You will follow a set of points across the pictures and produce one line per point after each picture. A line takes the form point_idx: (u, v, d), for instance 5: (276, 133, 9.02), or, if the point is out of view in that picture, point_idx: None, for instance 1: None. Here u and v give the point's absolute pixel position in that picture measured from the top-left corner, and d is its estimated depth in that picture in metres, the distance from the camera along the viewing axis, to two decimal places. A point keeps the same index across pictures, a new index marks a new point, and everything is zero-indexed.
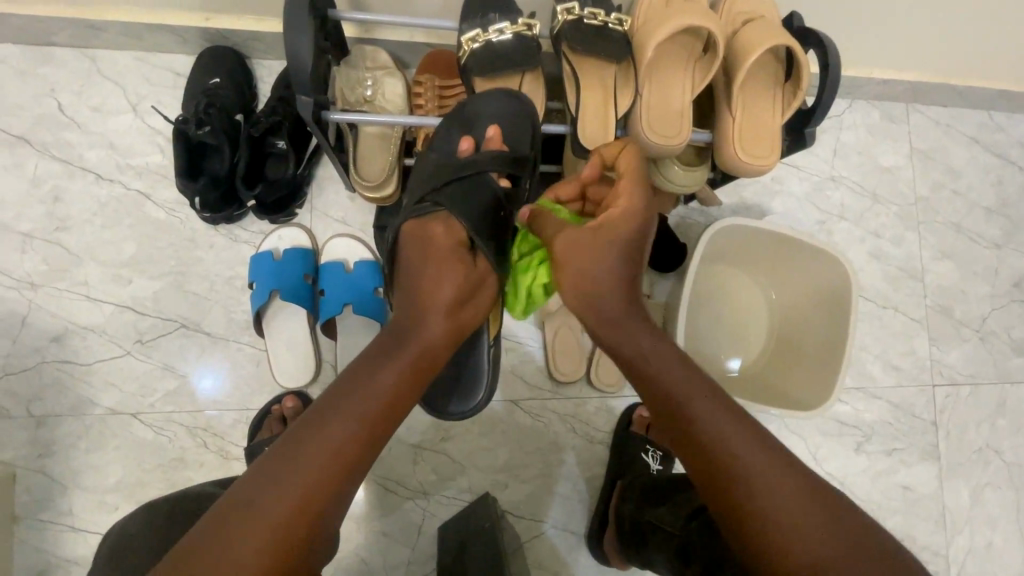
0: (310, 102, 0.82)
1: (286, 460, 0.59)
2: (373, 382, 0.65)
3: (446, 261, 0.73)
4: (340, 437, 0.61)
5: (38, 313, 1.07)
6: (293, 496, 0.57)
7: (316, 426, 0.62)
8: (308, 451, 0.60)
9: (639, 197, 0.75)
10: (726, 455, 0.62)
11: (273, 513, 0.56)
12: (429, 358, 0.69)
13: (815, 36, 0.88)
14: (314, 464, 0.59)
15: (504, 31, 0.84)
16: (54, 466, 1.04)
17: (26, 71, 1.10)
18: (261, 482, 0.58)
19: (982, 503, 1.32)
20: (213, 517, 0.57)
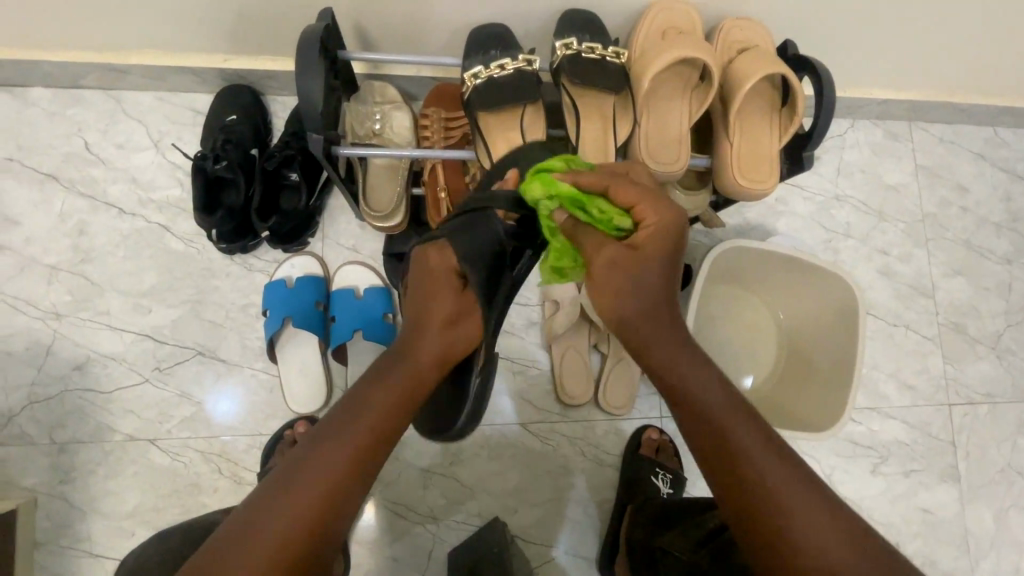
0: (321, 139, 0.85)
1: (286, 484, 0.63)
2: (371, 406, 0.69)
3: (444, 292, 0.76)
4: (338, 460, 0.65)
5: (62, 342, 1.11)
6: (291, 526, 0.61)
7: (314, 453, 0.66)
8: (308, 475, 0.64)
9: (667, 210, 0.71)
10: (755, 480, 0.64)
11: (276, 532, 0.60)
12: (419, 385, 0.73)
13: (810, 63, 0.90)
14: (314, 491, 0.63)
15: (505, 67, 0.88)
16: (74, 492, 1.07)
17: (55, 113, 1.16)
18: (263, 509, 0.62)
19: (1007, 527, 1.28)
20: (218, 542, 0.60)
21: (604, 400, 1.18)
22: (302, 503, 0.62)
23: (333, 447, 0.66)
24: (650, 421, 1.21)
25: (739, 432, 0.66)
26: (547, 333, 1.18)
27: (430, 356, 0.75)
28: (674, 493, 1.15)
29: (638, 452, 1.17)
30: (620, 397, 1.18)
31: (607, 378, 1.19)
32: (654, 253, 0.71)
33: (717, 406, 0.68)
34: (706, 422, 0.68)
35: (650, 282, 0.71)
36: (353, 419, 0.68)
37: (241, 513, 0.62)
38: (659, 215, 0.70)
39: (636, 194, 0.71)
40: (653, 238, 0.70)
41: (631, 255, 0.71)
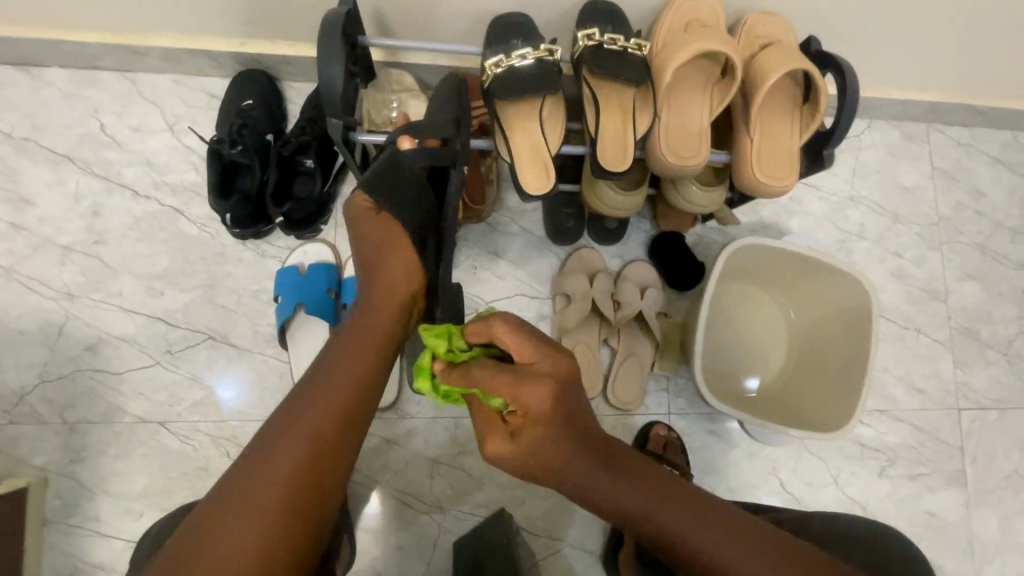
0: (340, 124, 0.86)
1: (274, 443, 0.68)
2: (335, 361, 0.75)
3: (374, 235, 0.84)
4: (311, 414, 0.70)
5: (74, 323, 1.12)
6: (281, 477, 0.66)
7: (293, 410, 0.71)
8: (290, 432, 0.69)
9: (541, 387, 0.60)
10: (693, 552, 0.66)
11: (269, 484, 0.65)
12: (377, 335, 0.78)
13: (833, 59, 0.89)
14: (297, 441, 0.68)
15: (526, 56, 0.87)
16: (84, 472, 1.07)
17: (72, 93, 1.16)
18: (253, 467, 0.66)
19: (1012, 533, 1.28)
20: (214, 505, 0.64)
21: (613, 396, 1.18)
22: (289, 457, 0.67)
23: (310, 403, 0.71)
24: (658, 418, 1.21)
25: (662, 516, 0.66)
26: (559, 325, 1.17)
27: (383, 303, 0.81)
28: None
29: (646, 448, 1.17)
30: (632, 390, 1.18)
31: (616, 374, 1.18)
32: (528, 445, 0.60)
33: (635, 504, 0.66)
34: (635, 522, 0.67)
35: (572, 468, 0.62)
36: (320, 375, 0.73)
37: (233, 473, 0.67)
38: (529, 402, 0.60)
39: (505, 381, 0.61)
40: (534, 430, 0.60)
41: (515, 446, 0.61)
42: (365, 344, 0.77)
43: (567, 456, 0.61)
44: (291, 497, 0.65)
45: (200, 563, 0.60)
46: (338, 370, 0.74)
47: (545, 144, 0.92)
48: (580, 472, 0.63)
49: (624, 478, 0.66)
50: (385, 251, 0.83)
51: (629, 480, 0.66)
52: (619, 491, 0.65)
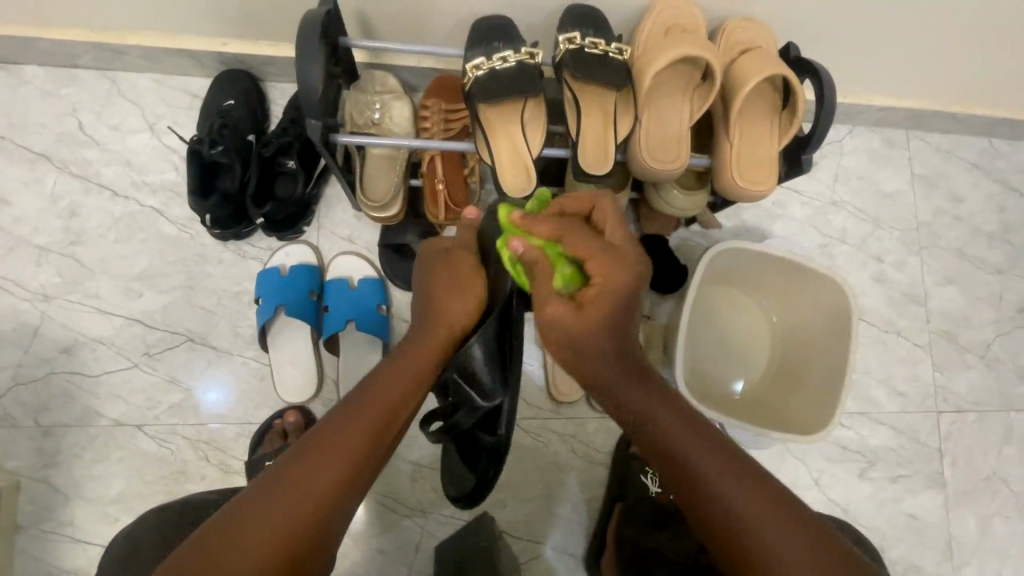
0: (319, 125, 0.85)
1: (349, 410, 0.65)
2: (382, 385, 0.69)
3: (440, 265, 0.84)
4: (350, 436, 0.63)
5: (50, 325, 1.10)
6: (302, 501, 0.57)
7: (327, 429, 0.63)
8: (318, 451, 0.61)
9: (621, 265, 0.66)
10: (729, 519, 0.60)
11: (343, 447, 0.62)
12: (422, 367, 0.73)
13: (811, 66, 0.90)
14: (371, 414, 0.66)
15: (507, 59, 0.87)
16: (58, 476, 1.06)
17: (49, 91, 1.15)
18: (273, 484, 0.58)
19: (990, 533, 1.29)
20: (226, 522, 0.55)
21: None
22: (312, 475, 0.59)
23: (345, 422, 0.64)
24: None
25: (694, 449, 0.64)
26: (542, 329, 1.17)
27: (450, 299, 0.80)
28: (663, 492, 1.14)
29: (628, 451, 1.17)
30: None
31: None
32: (593, 319, 0.66)
33: (670, 432, 0.66)
34: (652, 431, 0.67)
35: (593, 345, 0.68)
36: (362, 399, 0.67)
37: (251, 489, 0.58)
38: (610, 279, 0.66)
39: (594, 252, 0.67)
40: (601, 301, 0.66)
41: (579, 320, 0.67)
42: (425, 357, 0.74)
43: (596, 356, 0.68)
44: (306, 531, 0.56)
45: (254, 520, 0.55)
46: (378, 395, 0.68)
47: (526, 146, 0.92)
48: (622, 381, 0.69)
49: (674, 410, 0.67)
50: (454, 274, 0.82)
51: (652, 396, 0.68)
52: (656, 406, 0.67)
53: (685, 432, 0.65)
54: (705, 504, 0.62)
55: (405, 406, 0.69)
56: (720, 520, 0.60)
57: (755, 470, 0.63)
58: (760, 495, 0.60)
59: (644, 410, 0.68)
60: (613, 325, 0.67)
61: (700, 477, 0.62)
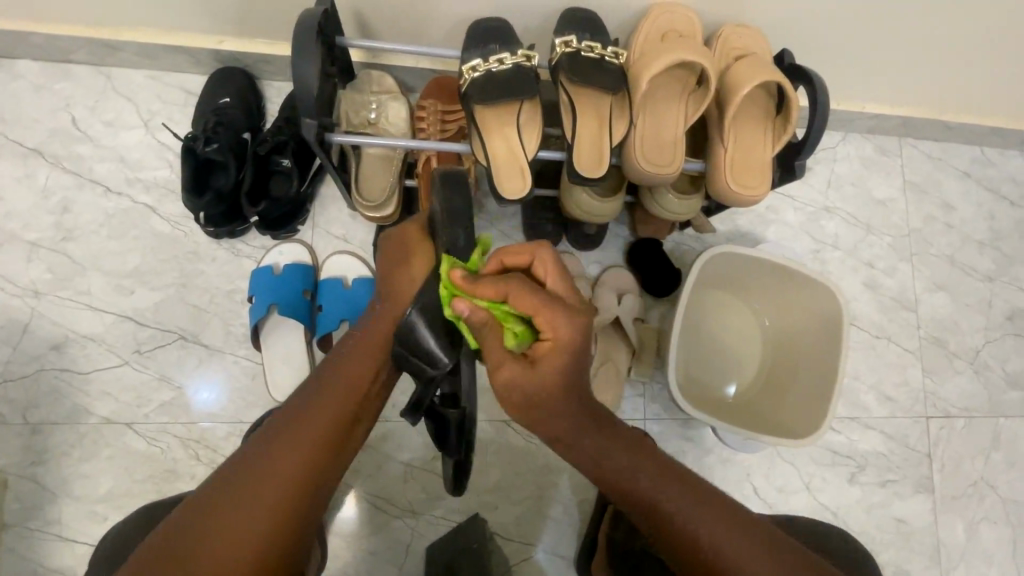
0: (314, 124, 0.85)
1: (300, 412, 0.67)
2: (334, 381, 0.70)
3: (397, 248, 0.80)
4: (304, 437, 0.65)
5: (40, 321, 1.09)
6: (265, 498, 0.61)
7: (282, 429, 0.66)
8: (270, 453, 0.64)
9: (571, 324, 0.61)
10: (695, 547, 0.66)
11: (294, 452, 0.64)
12: (373, 363, 0.72)
13: (805, 73, 0.91)
14: (322, 416, 0.67)
15: (503, 61, 0.87)
16: (46, 474, 1.05)
17: (43, 86, 1.14)
18: (230, 486, 0.62)
19: (978, 538, 1.30)
20: (190, 521, 0.59)
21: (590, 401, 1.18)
22: (265, 476, 0.62)
23: (298, 424, 0.66)
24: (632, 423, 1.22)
25: (655, 486, 0.68)
26: None
27: (400, 280, 0.77)
28: None
29: None
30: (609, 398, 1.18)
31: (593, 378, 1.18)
32: (549, 375, 0.63)
33: (632, 476, 0.69)
34: (615, 483, 0.70)
35: (550, 394, 0.64)
36: (317, 397, 0.68)
37: (210, 489, 0.62)
38: (561, 331, 0.61)
39: (539, 306, 0.61)
40: (556, 358, 0.62)
41: (536, 380, 0.63)
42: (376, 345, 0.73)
43: (550, 405, 0.65)
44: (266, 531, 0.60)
45: (213, 533, 0.59)
46: (330, 393, 0.69)
47: (521, 148, 0.92)
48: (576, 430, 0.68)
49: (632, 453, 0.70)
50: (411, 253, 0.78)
51: (613, 444, 0.70)
52: (621, 454, 0.69)
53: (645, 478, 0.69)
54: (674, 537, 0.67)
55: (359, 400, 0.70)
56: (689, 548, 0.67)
57: (705, 489, 0.69)
58: (717, 515, 0.67)
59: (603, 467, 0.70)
60: (578, 364, 0.64)
61: (664, 514, 0.68)
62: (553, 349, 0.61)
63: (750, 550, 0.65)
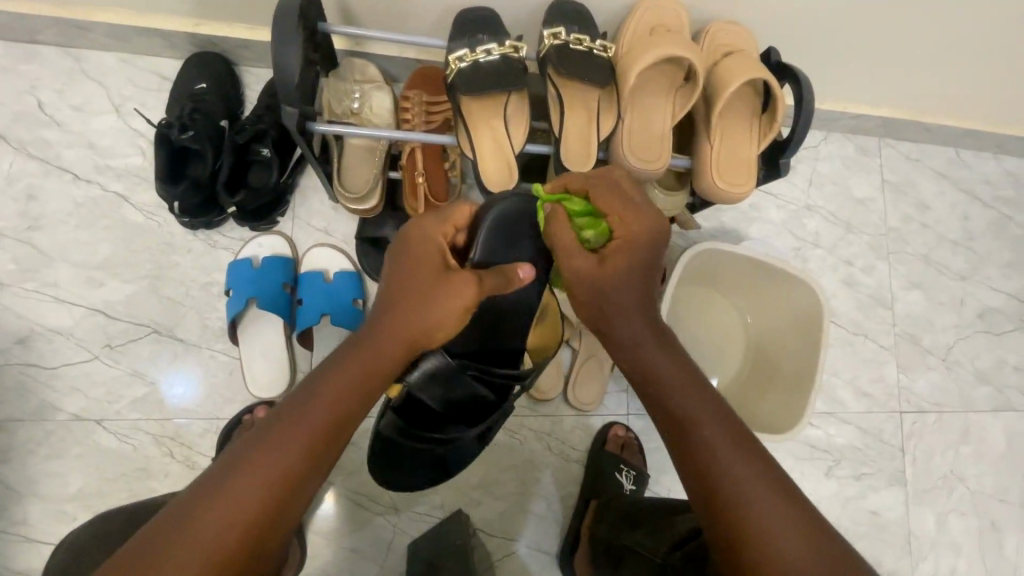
0: (296, 113, 0.82)
1: (304, 397, 0.58)
2: (319, 394, 0.58)
3: (414, 261, 0.67)
4: (303, 431, 0.56)
5: (4, 313, 1.04)
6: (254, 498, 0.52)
7: (249, 449, 0.54)
8: (232, 478, 0.52)
9: (638, 222, 0.70)
10: (737, 495, 0.59)
11: (291, 438, 0.55)
12: (383, 362, 0.63)
13: (792, 71, 0.91)
14: (327, 401, 0.58)
15: (491, 52, 0.85)
16: (11, 472, 1.01)
17: (6, 67, 1.09)
18: (206, 495, 0.51)
19: (947, 530, 1.34)
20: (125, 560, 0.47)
21: (574, 396, 1.18)
22: (221, 505, 0.51)
23: (266, 442, 0.54)
24: (616, 418, 1.22)
25: (692, 408, 0.65)
26: None
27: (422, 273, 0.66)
28: (636, 489, 1.15)
29: (603, 448, 1.18)
30: (592, 392, 1.19)
31: (578, 373, 1.19)
32: (615, 268, 0.71)
33: (672, 385, 0.68)
34: (652, 385, 0.69)
35: (622, 287, 0.71)
36: (311, 391, 0.58)
37: (197, 486, 0.52)
38: (629, 227, 0.71)
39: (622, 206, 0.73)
40: (621, 253, 0.71)
41: (602, 269, 0.71)
42: (391, 343, 0.64)
43: (623, 307, 0.71)
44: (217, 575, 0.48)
45: (199, 525, 0.49)
46: (310, 406, 0.57)
47: (509, 141, 0.91)
48: (632, 329, 0.72)
49: (688, 375, 0.68)
50: (442, 270, 0.67)
51: (668, 355, 0.70)
52: (669, 367, 0.69)
53: (704, 415, 0.65)
54: (712, 479, 0.61)
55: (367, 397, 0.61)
56: (726, 493, 0.60)
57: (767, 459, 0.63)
58: (752, 462, 0.61)
59: (667, 390, 0.68)
60: (641, 273, 0.72)
61: (711, 451, 0.62)
62: (623, 242, 0.71)
63: (778, 506, 0.58)
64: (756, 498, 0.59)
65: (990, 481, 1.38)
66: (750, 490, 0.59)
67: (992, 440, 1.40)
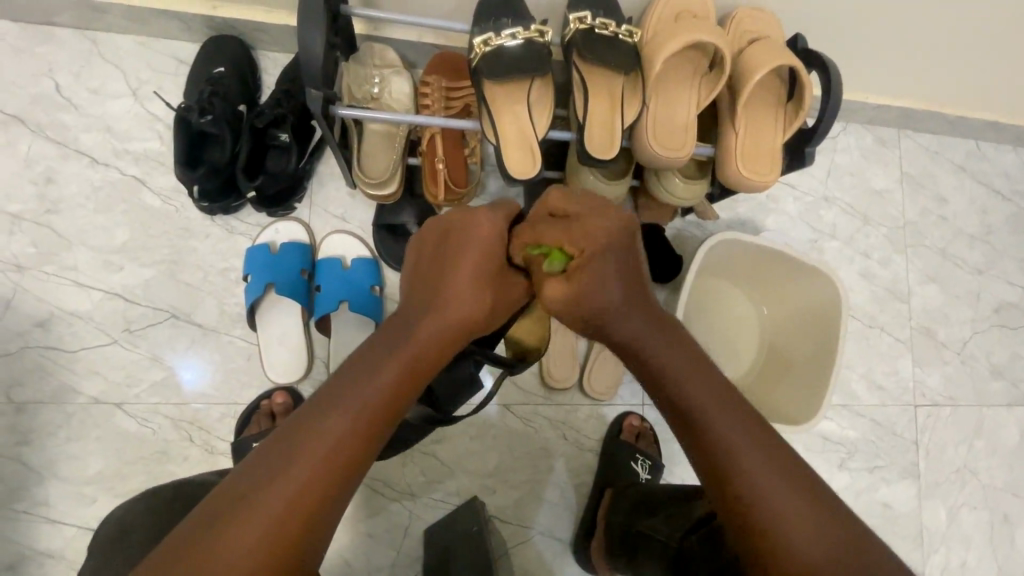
0: (320, 96, 0.81)
1: (338, 396, 0.57)
2: (354, 395, 0.57)
3: (473, 260, 0.67)
4: (336, 432, 0.54)
5: (24, 297, 1.05)
6: (287, 501, 0.50)
7: (290, 450, 0.53)
8: (274, 479, 0.51)
9: (606, 231, 0.66)
10: (752, 493, 0.57)
11: (324, 442, 0.53)
12: (421, 364, 0.61)
13: (819, 58, 0.89)
14: (359, 403, 0.56)
15: (516, 36, 0.84)
16: (32, 454, 1.02)
17: (24, 49, 1.08)
18: (242, 495, 0.50)
19: (958, 523, 1.34)
20: (166, 563, 0.47)
21: (589, 385, 1.18)
22: (267, 508, 0.50)
23: (307, 442, 0.53)
24: (631, 408, 1.22)
25: (704, 402, 0.63)
26: None
27: (467, 268, 0.66)
28: (651, 479, 1.15)
29: (618, 438, 1.18)
30: (608, 381, 1.19)
31: (593, 363, 1.19)
32: (587, 281, 0.65)
33: (683, 379, 0.65)
34: (662, 380, 0.66)
35: (610, 291, 0.66)
36: (348, 390, 0.57)
37: (233, 485, 0.52)
38: (587, 240, 0.66)
39: (568, 229, 0.67)
40: (587, 265, 0.65)
41: (573, 286, 0.66)
42: (427, 345, 0.62)
43: (616, 308, 0.67)
44: None
45: (232, 527, 0.49)
46: (352, 405, 0.56)
47: (532, 128, 0.90)
48: (633, 325, 0.68)
49: (698, 370, 0.66)
50: (496, 273, 0.68)
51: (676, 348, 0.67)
52: (677, 360, 0.66)
53: (713, 409, 0.62)
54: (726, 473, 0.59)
55: (402, 399, 0.59)
56: (738, 490, 0.58)
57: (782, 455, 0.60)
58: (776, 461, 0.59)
59: (671, 383, 0.65)
60: (625, 268, 0.68)
61: (719, 447, 0.60)
62: (592, 250, 0.65)
63: (804, 508, 0.56)
64: (782, 501, 0.56)
65: (1002, 475, 1.38)
66: (777, 492, 0.57)
67: (1005, 433, 1.40)
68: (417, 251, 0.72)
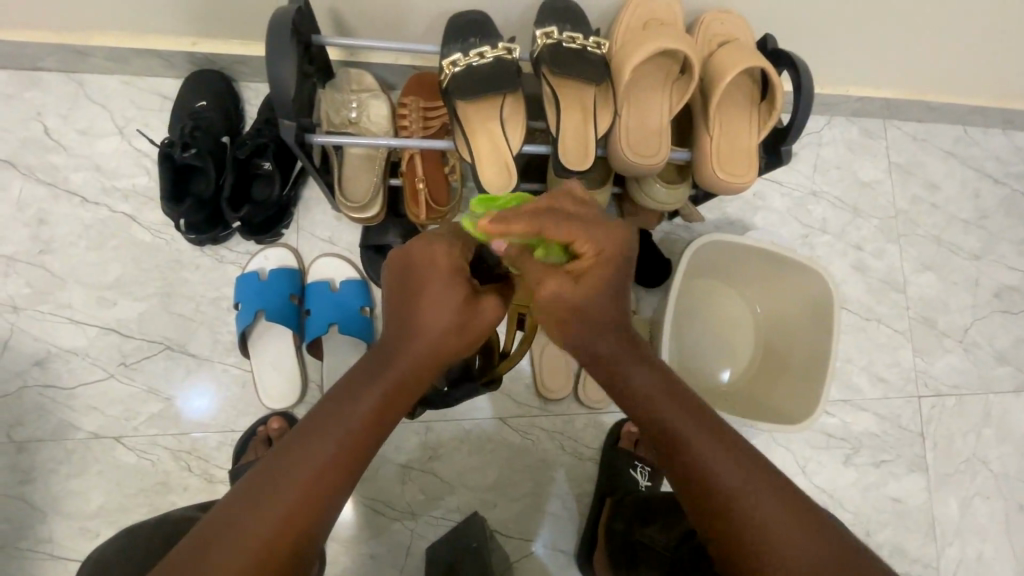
0: (293, 126, 0.83)
1: (315, 430, 0.57)
2: (331, 427, 0.57)
3: (441, 293, 0.64)
4: (315, 463, 0.55)
5: (21, 336, 1.07)
6: (267, 533, 0.51)
7: (269, 483, 0.53)
8: (251, 513, 0.52)
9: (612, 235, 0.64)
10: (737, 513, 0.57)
11: (304, 474, 0.54)
12: (397, 393, 0.62)
13: (788, 57, 0.90)
14: (336, 433, 0.57)
15: (484, 55, 0.85)
16: (34, 492, 1.03)
17: (13, 95, 1.11)
18: (222, 530, 0.51)
19: (971, 513, 1.32)
20: None
21: (585, 394, 1.18)
22: (244, 548, 0.50)
23: (286, 475, 0.54)
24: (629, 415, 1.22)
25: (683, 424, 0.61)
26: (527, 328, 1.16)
27: (436, 295, 0.64)
28: (652, 486, 1.15)
29: (618, 446, 1.18)
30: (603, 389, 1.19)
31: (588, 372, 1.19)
32: (593, 287, 0.64)
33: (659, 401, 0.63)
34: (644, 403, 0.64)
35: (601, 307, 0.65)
36: (325, 421, 0.57)
37: (212, 519, 0.52)
38: (598, 244, 0.63)
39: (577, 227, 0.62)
40: (596, 270, 0.64)
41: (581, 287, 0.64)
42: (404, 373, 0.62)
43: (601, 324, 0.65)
44: None
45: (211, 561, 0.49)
46: (330, 436, 0.56)
47: (506, 143, 0.91)
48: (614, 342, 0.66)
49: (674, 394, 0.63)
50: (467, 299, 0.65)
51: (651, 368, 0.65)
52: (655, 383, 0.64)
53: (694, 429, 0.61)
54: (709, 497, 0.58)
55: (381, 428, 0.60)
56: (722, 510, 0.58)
57: (777, 478, 0.59)
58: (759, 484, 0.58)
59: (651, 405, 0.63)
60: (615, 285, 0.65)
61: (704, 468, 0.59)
62: (598, 259, 0.63)
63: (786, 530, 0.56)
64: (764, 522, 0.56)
65: (1013, 462, 1.36)
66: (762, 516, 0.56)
67: (1015, 420, 1.37)
68: (387, 273, 0.70)
